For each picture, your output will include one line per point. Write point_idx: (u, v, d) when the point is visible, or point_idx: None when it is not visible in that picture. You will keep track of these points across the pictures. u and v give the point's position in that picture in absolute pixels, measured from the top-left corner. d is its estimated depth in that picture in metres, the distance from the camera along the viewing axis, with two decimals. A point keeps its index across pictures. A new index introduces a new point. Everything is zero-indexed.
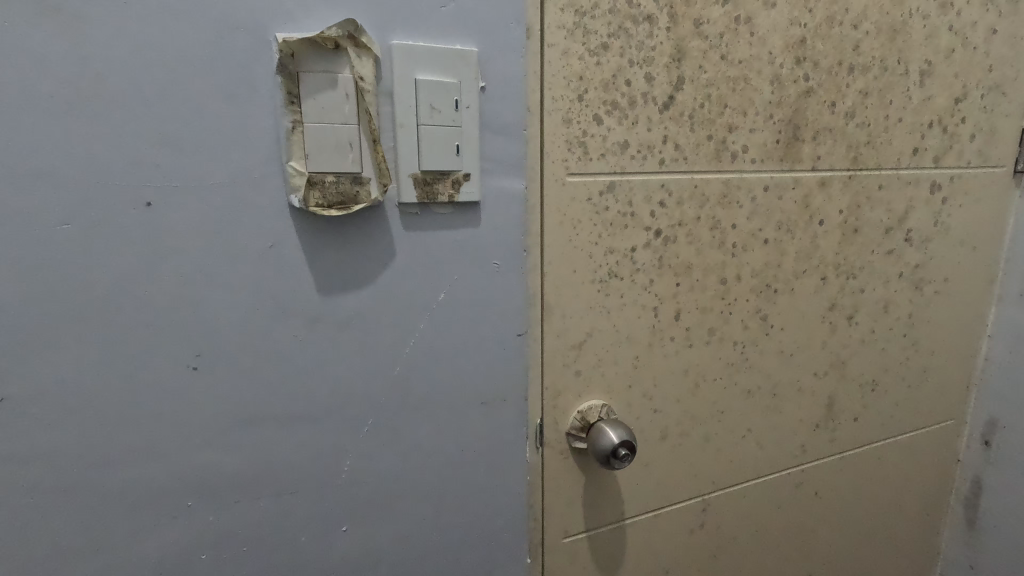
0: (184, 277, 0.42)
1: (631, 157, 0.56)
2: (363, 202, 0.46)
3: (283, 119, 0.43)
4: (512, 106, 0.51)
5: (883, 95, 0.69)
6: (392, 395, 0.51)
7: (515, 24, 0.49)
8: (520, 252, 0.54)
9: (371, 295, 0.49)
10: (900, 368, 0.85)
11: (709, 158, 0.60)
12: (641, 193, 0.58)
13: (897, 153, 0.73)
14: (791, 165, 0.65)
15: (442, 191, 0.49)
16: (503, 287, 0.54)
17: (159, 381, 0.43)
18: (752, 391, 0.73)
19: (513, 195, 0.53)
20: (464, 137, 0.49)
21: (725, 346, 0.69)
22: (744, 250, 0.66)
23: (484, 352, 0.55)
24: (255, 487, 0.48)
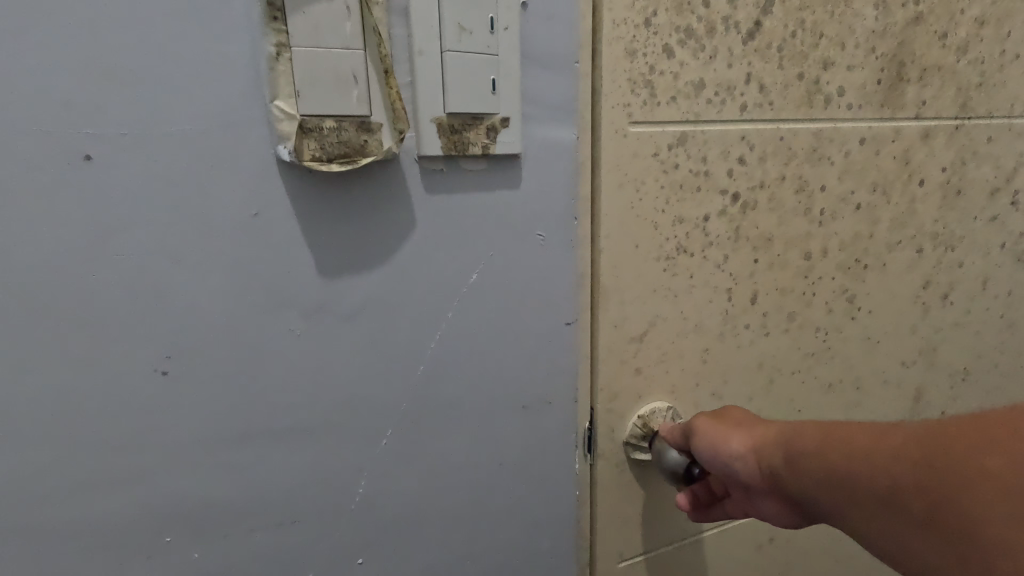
0: (143, 255, 0.33)
1: (707, 101, 0.45)
2: (372, 154, 0.36)
3: (265, 42, 0.33)
4: (561, 32, 0.41)
5: (1003, 25, 0.56)
6: (415, 400, 0.42)
7: None
8: (571, 222, 0.44)
9: (386, 277, 0.39)
10: (998, 354, 0.73)
11: (799, 103, 0.49)
12: (717, 147, 0.47)
13: (1013, 97, 0.60)
14: (893, 112, 0.54)
15: (474, 141, 0.40)
16: (550, 264, 0.45)
17: (116, 393, 0.34)
18: (833, 384, 0.62)
19: (563, 145, 0.43)
20: (503, 67, 0.39)
21: (806, 334, 0.58)
22: (833, 218, 0.54)
23: (528, 343, 0.45)
24: (248, 519, 0.39)
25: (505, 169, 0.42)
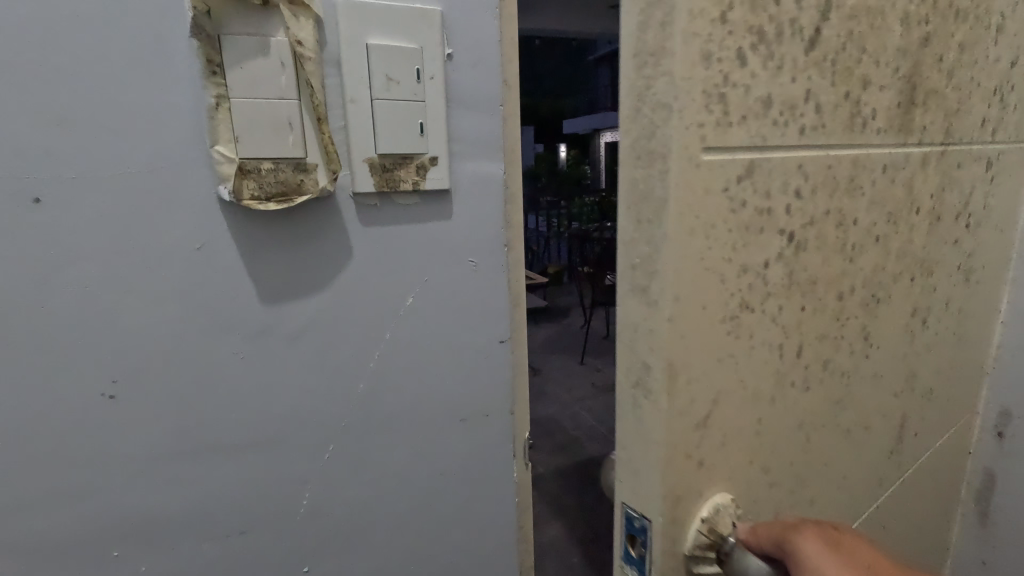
0: (203, 250, 0.42)
1: (872, 28, 0.37)
2: (408, 184, 0.48)
3: (331, 111, 0.45)
4: (487, 81, 0.51)
5: None
6: (407, 374, 0.52)
7: (491, 13, 0.50)
8: (500, 246, 0.53)
9: (362, 289, 0.48)
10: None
11: (932, 54, 0.43)
12: (872, 92, 0.39)
13: None
14: (993, 79, 0.50)
15: (405, 178, 0.48)
16: (481, 285, 0.53)
17: (189, 346, 0.43)
18: (940, 383, 0.55)
19: (489, 178, 0.52)
20: (452, 115, 0.50)
21: (925, 324, 0.50)
22: (950, 191, 0.48)
23: (462, 355, 0.54)
24: (289, 446, 0.49)
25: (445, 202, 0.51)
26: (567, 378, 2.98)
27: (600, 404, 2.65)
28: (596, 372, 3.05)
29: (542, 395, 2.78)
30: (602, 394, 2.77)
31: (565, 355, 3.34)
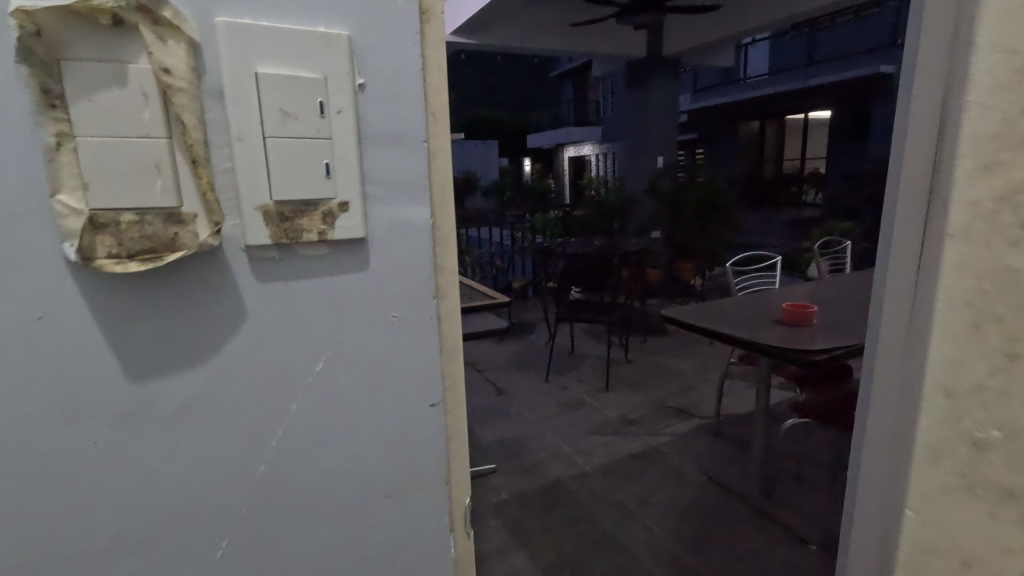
0: (52, 318, 0.36)
1: None
2: (310, 236, 0.43)
3: (215, 146, 0.39)
4: (409, 115, 0.46)
5: None
6: (320, 441, 0.47)
7: (416, 38, 0.45)
8: (428, 298, 0.50)
9: (265, 354, 0.43)
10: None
11: None
12: None
13: None
14: None
15: (309, 228, 0.43)
16: (405, 344, 0.49)
17: (35, 432, 0.37)
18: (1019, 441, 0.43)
19: (414, 223, 0.48)
20: (366, 154, 0.45)
21: None
22: None
23: (383, 419, 0.49)
24: (166, 534, 0.43)
25: (360, 257, 0.46)
26: (532, 397, 2.93)
27: (566, 423, 2.61)
28: (561, 389, 3.01)
29: (507, 416, 2.71)
30: (568, 412, 2.73)
31: (530, 372, 3.28)
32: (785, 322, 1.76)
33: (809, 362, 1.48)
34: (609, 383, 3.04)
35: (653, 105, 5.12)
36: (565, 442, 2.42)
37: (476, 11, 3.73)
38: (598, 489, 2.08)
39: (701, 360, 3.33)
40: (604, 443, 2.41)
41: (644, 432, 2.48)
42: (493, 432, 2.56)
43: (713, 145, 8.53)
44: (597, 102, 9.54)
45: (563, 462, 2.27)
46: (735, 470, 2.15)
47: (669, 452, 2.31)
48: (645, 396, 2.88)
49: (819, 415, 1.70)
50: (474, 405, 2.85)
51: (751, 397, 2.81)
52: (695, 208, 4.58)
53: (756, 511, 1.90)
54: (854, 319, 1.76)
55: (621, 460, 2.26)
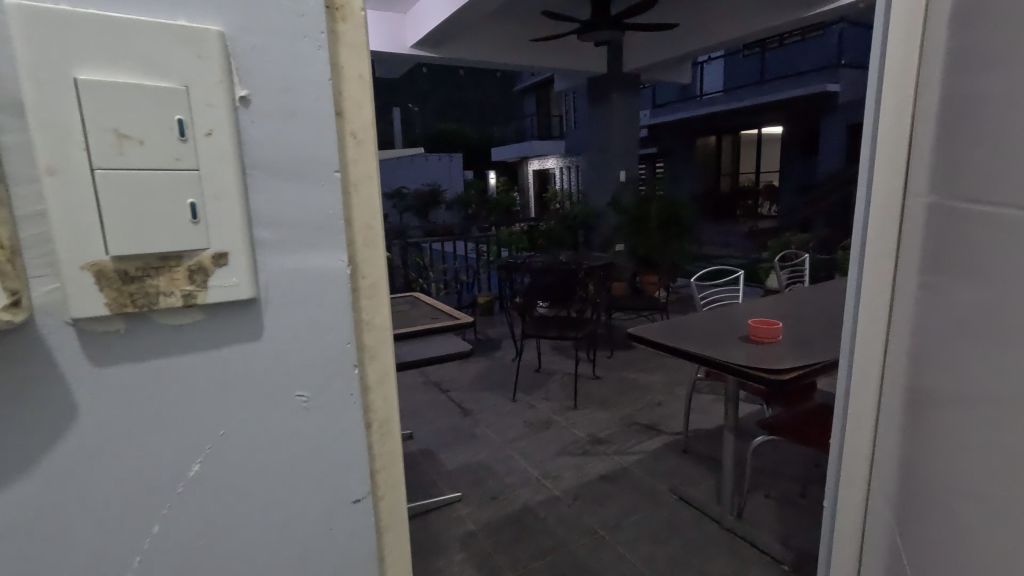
0: None
1: None
2: (174, 300, 0.35)
3: (27, 177, 0.30)
4: (308, 138, 0.38)
5: None
6: (210, 550, 0.39)
7: (319, 45, 0.37)
8: (349, 366, 0.42)
9: (130, 452, 0.35)
10: (895, 432, 0.63)
11: None
12: None
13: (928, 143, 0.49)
14: None
15: (171, 289, 0.35)
16: (319, 426, 0.41)
17: None
18: None
19: (325, 276, 0.40)
20: (252, 186, 0.36)
21: None
22: None
23: (291, 516, 0.41)
24: None
25: (248, 323, 0.37)
26: (499, 417, 2.83)
27: (533, 444, 2.52)
28: (528, 408, 2.92)
29: (473, 439, 2.60)
30: (535, 433, 2.64)
31: (497, 391, 3.18)
32: (753, 339, 1.73)
33: (779, 381, 1.44)
34: (577, 401, 2.97)
35: (615, 120, 5.17)
36: (533, 465, 2.33)
37: (434, 24, 3.66)
38: (568, 514, 1.99)
39: (668, 374, 3.31)
40: (573, 464, 2.33)
41: (613, 451, 2.42)
42: (458, 458, 2.44)
43: (673, 159, 8.71)
44: (560, 116, 9.63)
45: (531, 486, 2.17)
46: (706, 488, 2.10)
47: (640, 471, 2.25)
48: (614, 413, 2.82)
49: (790, 432, 1.66)
50: (439, 428, 2.72)
51: (718, 410, 2.79)
52: (657, 221, 4.62)
53: (729, 530, 1.86)
54: (817, 334, 1.75)
55: (591, 482, 2.19)
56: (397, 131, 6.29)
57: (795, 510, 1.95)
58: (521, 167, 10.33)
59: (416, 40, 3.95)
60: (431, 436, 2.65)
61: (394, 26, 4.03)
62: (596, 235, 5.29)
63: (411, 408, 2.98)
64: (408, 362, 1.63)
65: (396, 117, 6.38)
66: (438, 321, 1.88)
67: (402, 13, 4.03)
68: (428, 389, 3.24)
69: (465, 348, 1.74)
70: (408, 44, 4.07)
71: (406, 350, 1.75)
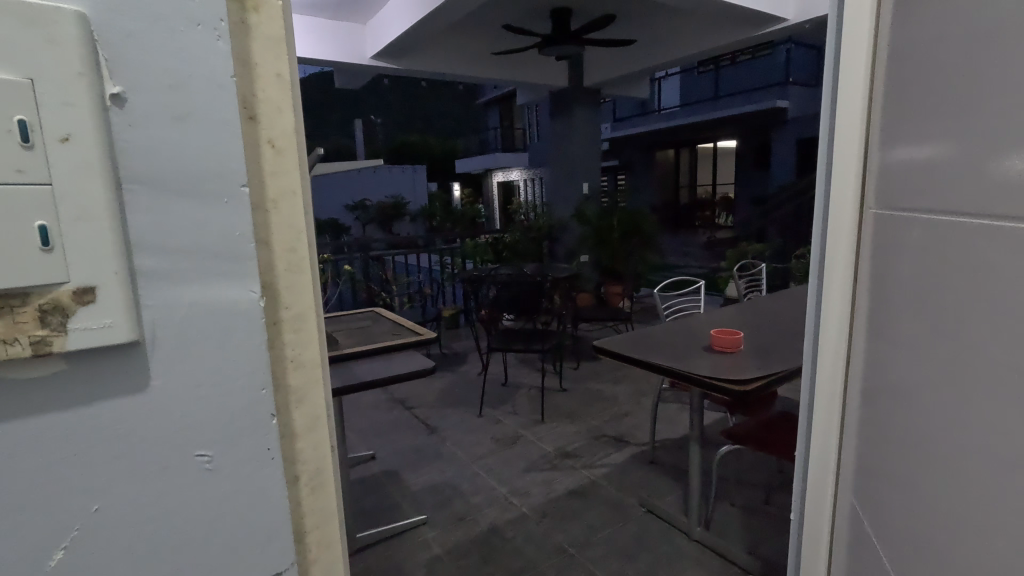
0: None
1: None
2: (23, 342, 0.35)
3: None
4: (200, 171, 0.40)
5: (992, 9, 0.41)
6: (101, 564, 0.40)
7: (217, 84, 0.40)
8: (268, 419, 0.46)
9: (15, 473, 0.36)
10: (855, 425, 0.67)
11: None
12: None
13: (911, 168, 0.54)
14: None
15: (20, 329, 0.35)
16: (221, 490, 0.44)
17: None
18: None
19: (223, 304, 0.42)
20: (129, 208, 0.37)
21: None
22: None
23: (186, 532, 0.43)
24: None
25: (136, 372, 0.39)
26: (465, 434, 2.75)
27: (500, 461, 2.45)
28: (495, 424, 2.86)
29: (439, 458, 2.52)
30: (502, 449, 2.58)
31: (463, 408, 3.10)
32: (715, 348, 1.74)
33: (744, 392, 1.44)
34: (543, 414, 2.94)
35: (577, 133, 5.23)
36: (500, 483, 2.27)
37: (394, 35, 3.59)
38: (537, 533, 1.94)
39: (634, 385, 3.31)
40: (541, 480, 2.28)
41: (581, 465, 2.39)
42: (422, 478, 2.35)
43: (633, 172, 8.89)
44: (523, 129, 9.69)
45: (498, 505, 2.11)
46: (674, 499, 2.09)
47: (607, 484, 2.23)
48: (581, 426, 2.79)
49: (756, 441, 1.67)
50: (402, 448, 2.62)
51: (684, 420, 2.81)
52: (620, 232, 4.66)
53: (697, 542, 1.84)
54: (777, 344, 1.78)
55: (559, 498, 2.14)
56: (359, 142, 6.16)
57: (761, 519, 1.96)
58: (486, 180, 10.30)
59: (376, 51, 3.87)
60: (394, 456, 2.55)
61: (353, 36, 3.94)
62: (561, 247, 5.31)
63: (373, 428, 2.86)
64: (368, 382, 1.56)
65: (358, 128, 6.25)
66: (400, 337, 1.80)
67: (362, 23, 3.95)
68: (391, 407, 3.12)
69: (427, 366, 1.68)
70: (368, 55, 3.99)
71: (366, 368, 1.67)
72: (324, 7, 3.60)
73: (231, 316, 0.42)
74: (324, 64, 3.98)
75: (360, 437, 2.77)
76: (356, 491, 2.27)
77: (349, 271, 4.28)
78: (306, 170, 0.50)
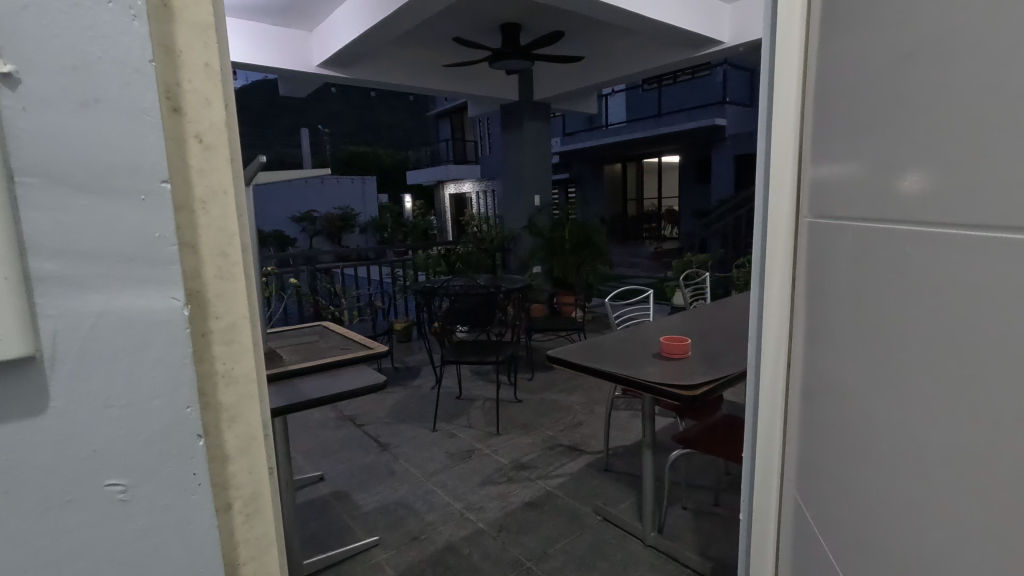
0: None
1: None
2: None
3: None
4: (113, 166, 0.37)
5: (900, 30, 0.44)
6: None
7: (131, 71, 0.37)
8: (193, 441, 0.42)
9: None
10: (796, 423, 0.70)
11: None
12: None
13: (841, 178, 0.57)
14: None
15: None
16: (137, 523, 0.40)
17: None
18: None
19: (139, 313, 0.38)
20: (24, 205, 0.34)
21: None
22: None
23: (94, 566, 0.38)
24: None
25: (33, 394, 0.35)
26: (419, 450, 2.68)
27: (455, 476, 2.41)
28: (449, 438, 2.81)
29: (391, 476, 2.44)
30: (457, 464, 2.53)
31: (416, 423, 3.03)
32: (665, 355, 1.79)
33: (692, 398, 1.48)
34: (498, 427, 2.91)
35: (528, 146, 5.29)
36: (455, 499, 2.22)
37: (341, 43, 3.52)
38: (493, 549, 1.90)
39: (587, 394, 3.34)
40: (497, 493, 2.25)
41: (537, 476, 2.37)
42: (374, 497, 2.26)
43: (583, 185, 9.10)
44: (475, 141, 9.71)
45: (454, 522, 2.06)
46: (628, 506, 2.12)
47: (563, 495, 2.22)
48: (536, 436, 2.79)
49: (704, 444, 1.71)
50: (353, 467, 2.52)
51: (636, 426, 2.86)
52: (571, 243, 4.73)
53: (652, 547, 1.87)
54: (722, 350, 1.85)
55: (515, 511, 2.12)
56: (305, 151, 5.97)
57: (712, 520, 2.02)
58: (437, 191, 10.24)
59: (323, 59, 3.78)
60: (343, 477, 2.45)
61: (299, 43, 3.83)
62: (512, 259, 5.36)
63: (322, 448, 2.74)
64: (314, 399, 1.48)
65: (304, 137, 6.06)
66: (349, 351, 1.74)
67: (308, 30, 3.85)
68: (340, 425, 3.01)
69: (378, 381, 1.62)
70: (314, 63, 3.89)
71: (313, 386, 1.60)
72: (267, 12, 3.48)
73: (149, 324, 0.39)
74: (267, 71, 3.84)
75: (308, 458, 2.65)
76: (304, 515, 2.16)
77: (295, 284, 4.12)
78: (239, 168, 0.47)
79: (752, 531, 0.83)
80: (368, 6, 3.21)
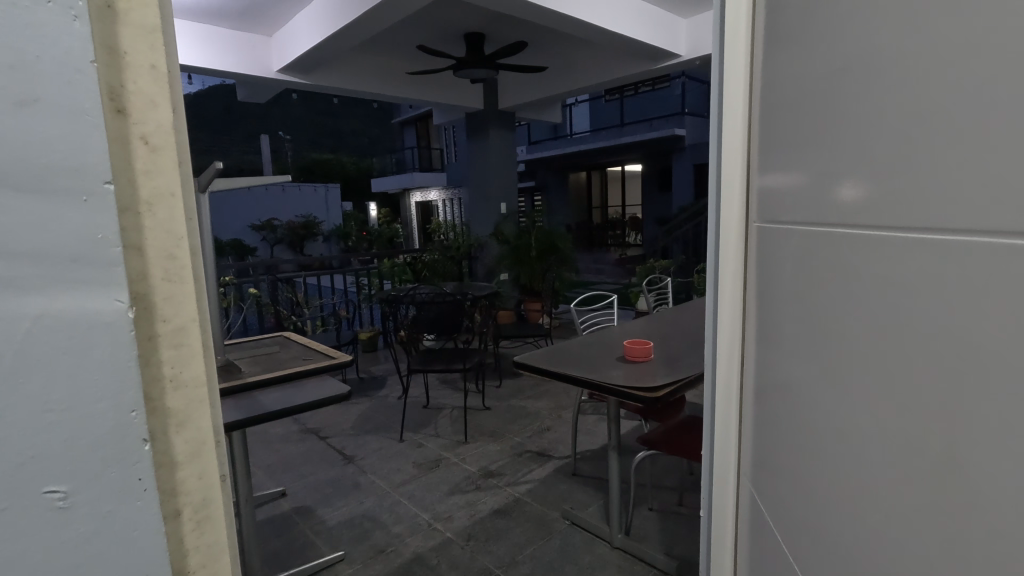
0: None
1: None
2: None
3: None
4: (54, 162, 0.36)
5: (834, 48, 0.48)
6: None
7: (76, 72, 0.36)
8: (138, 445, 0.41)
9: None
10: (750, 421, 0.73)
11: None
12: None
13: (785, 185, 0.61)
14: None
15: None
16: (79, 531, 0.39)
17: None
18: None
19: (83, 316, 0.37)
20: None
21: None
22: None
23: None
24: None
25: None
26: (385, 461, 2.63)
27: (422, 487, 2.37)
28: (416, 447, 2.78)
29: (356, 488, 2.38)
30: (424, 473, 2.50)
31: (382, 433, 2.97)
32: (628, 359, 1.83)
33: (655, 398, 1.52)
34: (466, 434, 2.89)
35: (493, 154, 5.32)
36: (423, 509, 2.19)
37: (302, 47, 3.47)
38: (461, 558, 1.89)
39: (554, 400, 3.37)
40: (464, 502, 2.23)
41: (505, 483, 2.37)
42: (338, 511, 2.21)
43: (548, 194, 9.22)
44: (440, 150, 9.68)
45: (420, 533, 2.03)
46: (596, 509, 2.14)
47: (531, 501, 2.22)
48: (503, 443, 2.79)
49: (667, 445, 1.75)
50: (316, 481, 2.46)
51: (602, 430, 2.90)
52: (537, 250, 4.79)
53: (619, 549, 1.89)
54: (682, 353, 1.90)
55: (483, 519, 2.11)
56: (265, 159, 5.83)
57: (677, 519, 2.06)
58: (403, 199, 10.13)
59: (283, 65, 3.72)
60: (306, 491, 2.38)
61: (258, 48, 3.76)
62: (479, 266, 5.38)
63: (283, 462, 2.66)
64: (275, 412, 1.45)
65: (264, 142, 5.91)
66: (311, 362, 1.69)
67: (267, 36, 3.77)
68: (304, 438, 2.93)
69: (339, 392, 1.58)
70: (274, 68, 3.81)
71: (273, 399, 1.55)
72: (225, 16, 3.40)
73: (88, 323, 0.37)
74: (225, 75, 3.74)
75: (268, 473, 2.57)
76: (264, 532, 2.09)
77: (254, 295, 4.04)
78: (187, 171, 0.46)
79: (711, 529, 0.85)
80: (331, 12, 3.18)
